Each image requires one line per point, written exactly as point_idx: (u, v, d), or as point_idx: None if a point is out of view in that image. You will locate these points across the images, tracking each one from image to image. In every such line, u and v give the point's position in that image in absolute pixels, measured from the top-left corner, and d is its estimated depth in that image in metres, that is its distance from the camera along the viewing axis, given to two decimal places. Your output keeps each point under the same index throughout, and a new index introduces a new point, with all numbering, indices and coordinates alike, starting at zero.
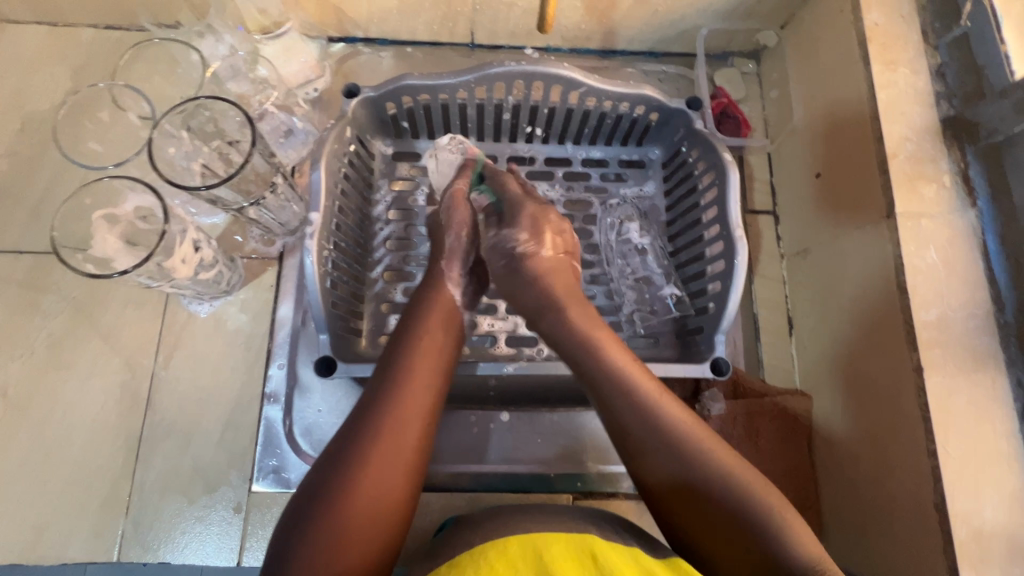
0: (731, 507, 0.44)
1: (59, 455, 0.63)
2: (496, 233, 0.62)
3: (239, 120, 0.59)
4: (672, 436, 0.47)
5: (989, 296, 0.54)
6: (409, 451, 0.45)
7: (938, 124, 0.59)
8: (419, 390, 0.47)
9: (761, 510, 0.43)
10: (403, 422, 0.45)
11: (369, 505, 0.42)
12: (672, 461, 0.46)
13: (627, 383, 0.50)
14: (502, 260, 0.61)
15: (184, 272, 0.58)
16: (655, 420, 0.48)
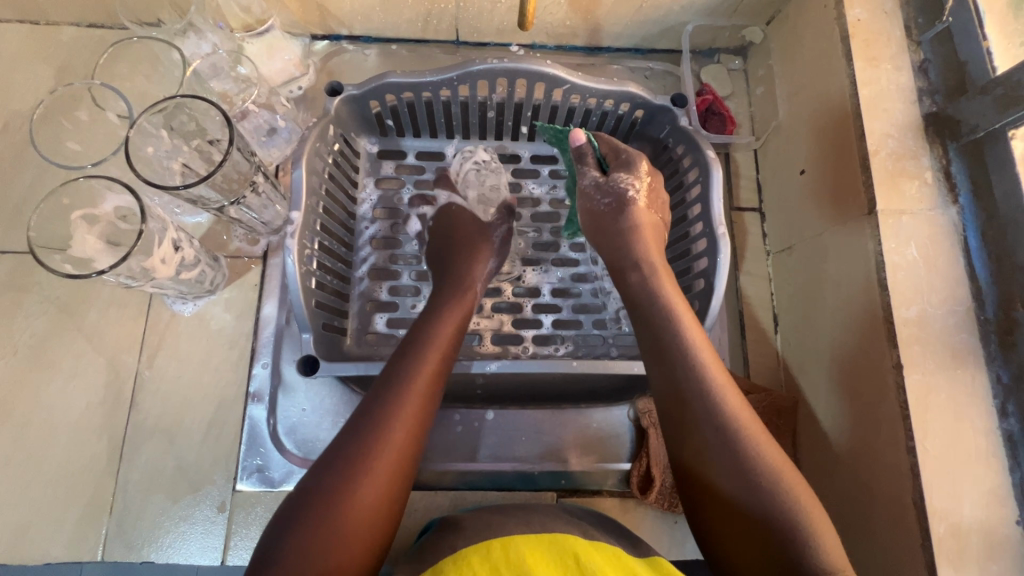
0: (749, 496, 0.44)
1: (43, 455, 0.63)
2: (598, 179, 0.63)
3: (216, 119, 0.59)
4: (720, 407, 0.48)
5: (970, 293, 0.54)
6: (396, 455, 0.47)
7: (920, 121, 0.59)
8: (409, 397, 0.49)
9: (775, 492, 0.44)
10: (388, 428, 0.47)
11: (357, 508, 0.43)
12: (718, 441, 0.46)
13: (690, 353, 0.51)
14: (612, 202, 0.62)
15: (165, 272, 0.58)
16: (703, 388, 0.49)
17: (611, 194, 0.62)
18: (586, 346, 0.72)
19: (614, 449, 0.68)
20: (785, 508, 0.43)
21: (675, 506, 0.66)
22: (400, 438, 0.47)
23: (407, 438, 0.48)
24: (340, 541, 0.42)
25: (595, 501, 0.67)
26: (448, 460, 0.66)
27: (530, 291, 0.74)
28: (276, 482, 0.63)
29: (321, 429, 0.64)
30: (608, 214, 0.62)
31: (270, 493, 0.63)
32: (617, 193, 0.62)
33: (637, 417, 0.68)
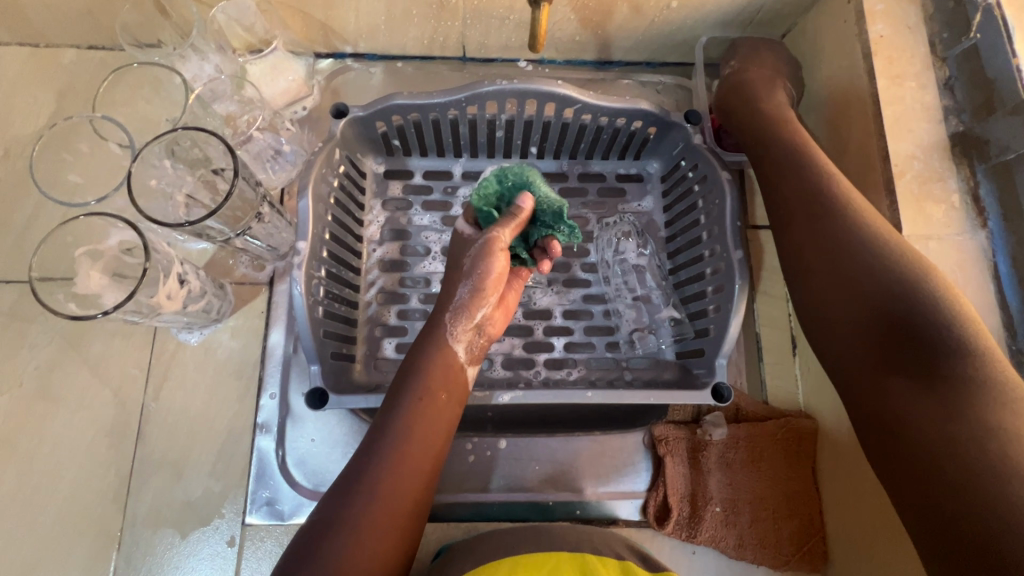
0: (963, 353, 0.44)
1: (49, 489, 0.62)
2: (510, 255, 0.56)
3: (219, 148, 0.56)
4: (889, 261, 0.49)
5: (1001, 322, 0.52)
6: (417, 483, 0.50)
7: (947, 141, 0.57)
8: (427, 423, 0.52)
9: (936, 323, 0.45)
10: (409, 458, 0.50)
11: (382, 531, 0.46)
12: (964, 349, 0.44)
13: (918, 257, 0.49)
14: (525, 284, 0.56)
15: (171, 307, 0.57)
16: (854, 251, 0.51)
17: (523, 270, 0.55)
18: (599, 370, 0.70)
19: (630, 477, 0.66)
20: (954, 330, 0.44)
21: (694, 537, 0.63)
22: (421, 468, 0.51)
23: (428, 467, 0.51)
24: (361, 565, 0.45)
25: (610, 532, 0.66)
26: (460, 491, 0.65)
27: (542, 313, 0.72)
28: (286, 515, 0.62)
29: (330, 460, 0.63)
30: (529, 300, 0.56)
31: (279, 526, 0.62)
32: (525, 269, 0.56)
33: (652, 443, 0.67)
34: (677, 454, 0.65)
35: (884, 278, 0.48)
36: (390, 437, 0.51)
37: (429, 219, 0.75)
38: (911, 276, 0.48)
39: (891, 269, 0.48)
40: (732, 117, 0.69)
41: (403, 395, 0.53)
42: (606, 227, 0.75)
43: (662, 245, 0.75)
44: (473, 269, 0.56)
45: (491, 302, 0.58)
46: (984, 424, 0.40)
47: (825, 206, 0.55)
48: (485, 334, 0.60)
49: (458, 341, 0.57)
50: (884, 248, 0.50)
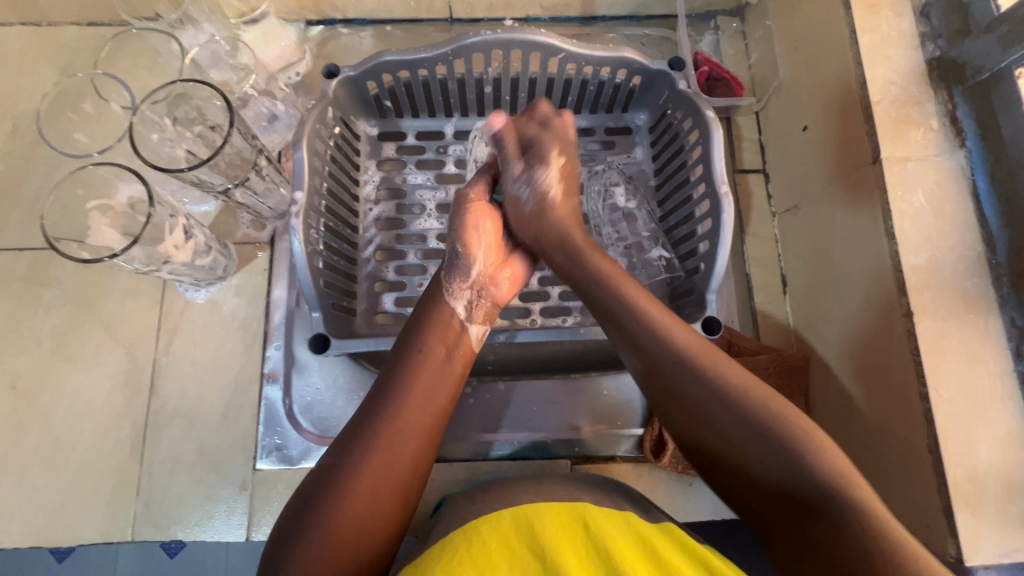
0: (733, 416, 0.43)
1: (70, 442, 0.65)
2: (524, 172, 0.60)
3: (217, 105, 0.60)
4: (734, 408, 0.43)
5: (980, 237, 0.54)
6: (418, 438, 0.46)
7: (924, 67, 0.57)
8: (427, 380, 0.49)
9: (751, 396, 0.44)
10: (408, 412, 0.46)
11: (377, 488, 0.43)
12: (709, 397, 0.44)
13: (642, 309, 0.50)
14: (536, 201, 0.59)
15: (179, 257, 0.60)
16: (670, 372, 0.47)
17: (533, 187, 0.59)
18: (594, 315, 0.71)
19: (626, 416, 0.68)
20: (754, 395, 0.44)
21: (689, 468, 0.66)
22: (421, 424, 0.47)
23: (428, 421, 0.47)
24: (358, 519, 0.42)
25: (608, 468, 0.68)
26: (461, 432, 0.67)
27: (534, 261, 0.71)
28: (295, 459, 0.64)
29: (334, 406, 0.64)
30: (530, 224, 0.59)
31: (289, 470, 0.64)
32: (539, 192, 0.59)
33: None
34: None
35: (741, 423, 0.43)
36: (391, 391, 0.47)
37: (423, 177, 0.76)
38: (773, 431, 0.42)
39: (744, 412, 0.43)
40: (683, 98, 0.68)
41: (405, 350, 0.51)
42: (595, 176, 0.76)
43: (652, 193, 0.77)
44: (454, 225, 0.59)
45: (483, 259, 0.59)
46: (835, 478, 0.40)
47: (607, 295, 0.52)
48: (489, 293, 0.58)
49: (456, 298, 0.55)
50: (724, 368, 0.45)
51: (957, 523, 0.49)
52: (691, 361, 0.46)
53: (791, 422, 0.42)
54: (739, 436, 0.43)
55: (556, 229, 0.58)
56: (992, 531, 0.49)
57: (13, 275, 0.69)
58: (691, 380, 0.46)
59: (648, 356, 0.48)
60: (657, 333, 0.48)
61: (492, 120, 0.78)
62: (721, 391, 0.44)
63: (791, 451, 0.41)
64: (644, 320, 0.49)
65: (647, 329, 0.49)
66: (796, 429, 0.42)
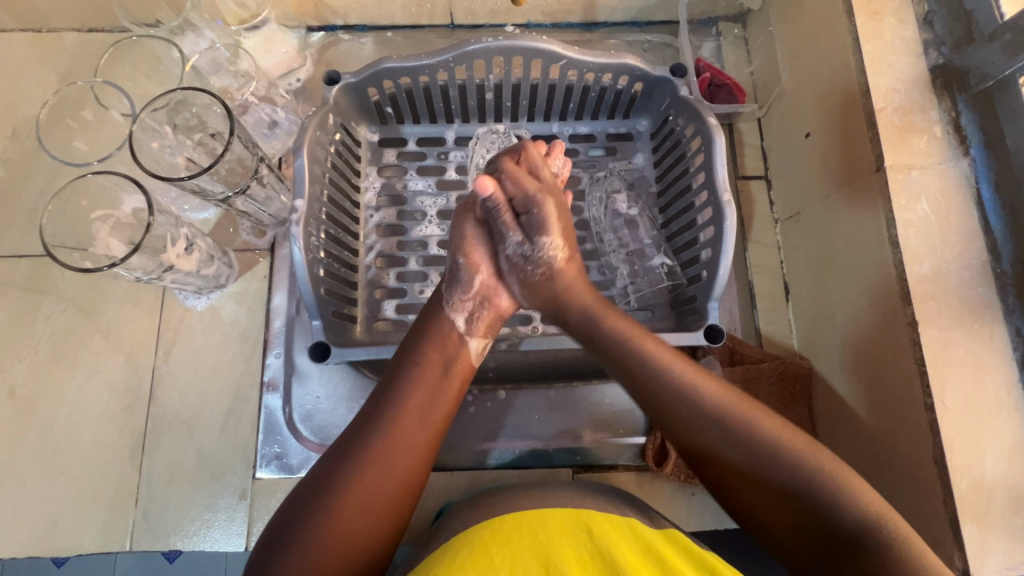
0: (764, 464, 0.43)
1: (68, 450, 0.65)
2: (523, 244, 0.54)
3: (216, 113, 0.60)
4: (757, 457, 0.43)
5: (985, 246, 0.53)
6: (413, 452, 0.46)
7: (927, 74, 0.57)
8: (424, 395, 0.48)
9: (782, 452, 0.43)
10: (403, 429, 0.46)
11: (364, 506, 0.43)
12: (728, 443, 0.44)
13: (659, 361, 0.48)
14: (542, 271, 0.54)
15: (184, 265, 0.60)
16: (683, 420, 0.46)
17: (536, 260, 0.54)
18: None
19: (629, 423, 0.67)
20: (782, 451, 0.43)
21: (690, 479, 0.65)
22: (416, 440, 0.46)
23: (422, 439, 0.46)
24: (342, 534, 0.42)
25: (611, 476, 0.67)
26: (463, 440, 0.67)
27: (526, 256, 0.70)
28: (295, 468, 0.64)
29: (335, 414, 0.64)
30: (540, 287, 0.54)
31: (288, 479, 0.64)
32: (541, 259, 0.54)
33: None
34: None
35: (770, 470, 0.42)
36: (389, 405, 0.46)
37: (424, 183, 0.76)
38: (792, 472, 0.42)
39: (742, 438, 0.44)
40: (683, 106, 0.68)
41: (403, 363, 0.49)
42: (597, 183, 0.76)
43: (654, 200, 0.76)
44: (455, 236, 0.55)
45: (486, 268, 0.55)
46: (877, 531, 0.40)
47: (623, 350, 0.49)
48: (492, 304, 0.55)
49: (456, 312, 0.53)
50: (743, 412, 0.44)
51: (963, 535, 0.48)
52: (711, 413, 0.45)
53: (824, 473, 0.42)
54: (771, 486, 0.42)
55: (536, 287, 0.54)
56: (999, 543, 0.48)
57: (11, 283, 0.68)
58: (718, 435, 0.44)
59: (658, 399, 0.47)
60: (659, 380, 0.47)
61: (493, 126, 0.77)
62: (745, 439, 0.43)
63: (829, 505, 0.41)
64: (652, 364, 0.48)
65: (658, 376, 0.47)
66: (809, 460, 0.42)
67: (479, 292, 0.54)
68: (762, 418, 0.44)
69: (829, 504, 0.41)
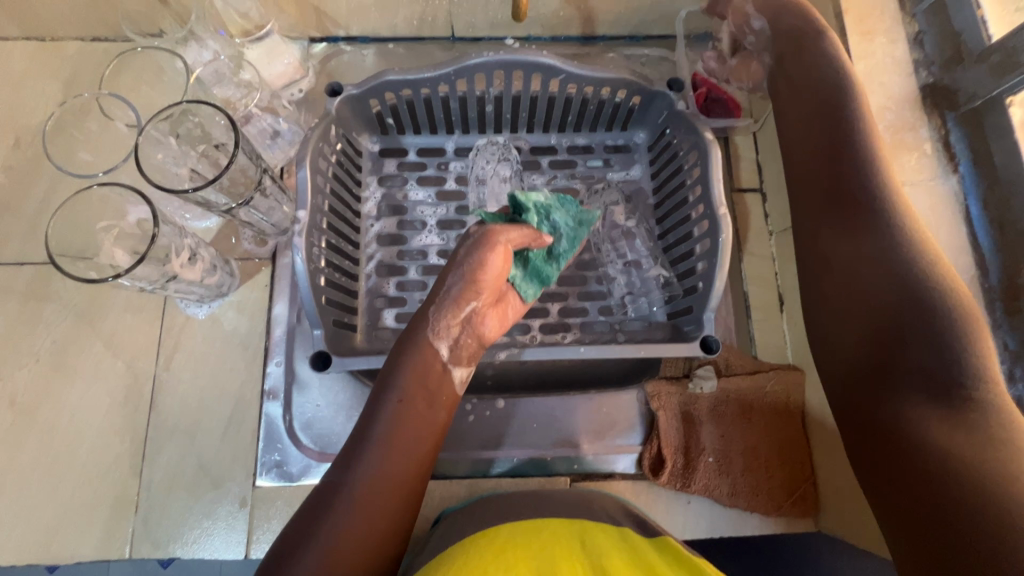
0: (931, 353, 0.43)
1: (68, 458, 0.65)
2: (753, 24, 0.68)
3: (221, 123, 0.60)
4: (937, 348, 0.43)
5: (973, 261, 0.55)
6: (398, 488, 0.48)
7: (917, 93, 0.59)
8: (406, 431, 0.50)
9: (956, 346, 0.43)
10: (388, 467, 0.48)
11: (358, 545, 0.44)
12: (920, 321, 0.45)
13: (917, 242, 0.48)
14: (754, 38, 0.69)
15: (189, 275, 0.61)
16: (888, 289, 0.47)
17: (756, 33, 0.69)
18: (593, 333, 0.72)
19: (625, 431, 0.68)
20: (952, 345, 0.43)
21: (688, 487, 0.66)
22: (403, 475, 0.48)
23: (408, 474, 0.49)
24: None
25: (608, 485, 0.67)
26: (461, 449, 0.67)
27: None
28: (295, 476, 0.64)
29: (335, 422, 0.65)
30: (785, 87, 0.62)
31: (289, 487, 0.64)
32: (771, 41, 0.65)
33: (646, 400, 0.69)
34: (670, 408, 0.67)
35: (929, 364, 0.43)
36: (372, 444, 0.48)
37: (424, 193, 0.77)
38: (946, 372, 0.42)
39: (932, 333, 0.44)
40: (679, 118, 0.70)
41: (382, 401, 0.51)
42: (595, 195, 0.77)
43: (651, 212, 0.77)
44: (461, 262, 0.55)
45: (482, 298, 0.56)
46: (995, 449, 0.38)
47: (898, 219, 0.50)
48: (475, 334, 0.57)
49: (441, 340, 0.55)
50: (947, 304, 0.44)
51: None
52: (914, 292, 0.46)
53: (982, 378, 0.42)
54: (915, 384, 0.43)
55: (827, 101, 0.57)
56: None
57: (12, 291, 0.69)
58: (914, 313, 0.45)
59: (892, 264, 0.48)
60: (904, 246, 0.48)
61: (492, 137, 0.78)
62: (930, 325, 0.44)
63: (972, 414, 0.40)
64: (909, 236, 0.49)
65: (915, 242, 0.48)
66: (976, 363, 0.42)
67: (466, 323, 0.56)
68: (965, 319, 0.44)
69: (968, 414, 0.41)
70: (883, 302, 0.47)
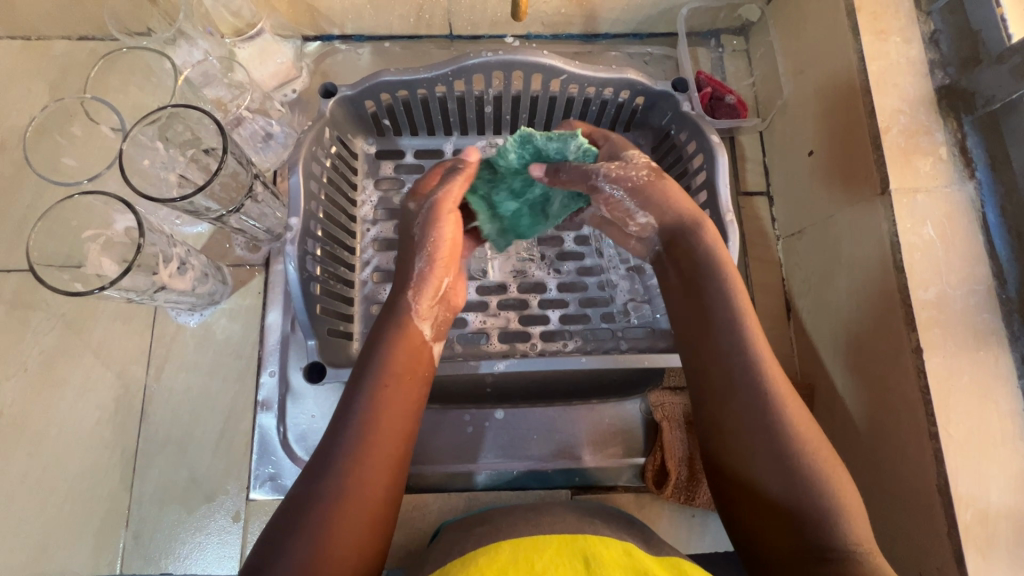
0: (767, 441, 0.43)
1: (57, 471, 0.63)
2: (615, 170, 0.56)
3: (210, 129, 0.57)
4: (778, 437, 0.43)
5: (990, 271, 0.53)
6: (387, 467, 0.44)
7: (932, 95, 0.56)
8: (394, 409, 0.46)
9: (810, 450, 0.43)
10: (378, 444, 0.44)
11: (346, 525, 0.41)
12: (749, 408, 0.45)
13: (741, 317, 0.48)
14: (644, 173, 0.56)
15: (179, 284, 0.59)
16: (721, 371, 0.47)
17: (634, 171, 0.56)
18: (595, 341, 0.70)
19: (628, 442, 0.67)
20: (792, 443, 0.43)
21: (692, 499, 0.64)
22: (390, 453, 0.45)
23: (396, 450, 0.45)
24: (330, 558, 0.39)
25: (610, 498, 0.66)
26: (460, 461, 0.66)
27: (516, 270, 0.72)
28: (289, 489, 0.63)
29: None
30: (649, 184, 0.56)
31: (283, 501, 0.62)
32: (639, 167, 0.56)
33: (648, 410, 0.67)
34: (674, 420, 0.65)
35: (780, 456, 0.43)
36: (358, 421, 0.45)
37: None
38: (804, 471, 0.42)
39: (771, 424, 0.44)
40: (687, 118, 0.67)
41: (366, 378, 0.47)
42: None
43: None
44: (422, 233, 0.55)
45: (450, 269, 0.56)
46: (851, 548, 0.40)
47: (718, 297, 0.50)
48: (447, 307, 0.56)
49: (422, 316, 0.53)
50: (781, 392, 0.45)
51: (967, 566, 0.48)
52: (752, 377, 0.45)
53: (826, 468, 0.43)
54: (771, 473, 0.43)
55: (673, 228, 0.54)
56: None
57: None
58: (752, 400, 0.45)
59: (712, 343, 0.48)
60: (739, 334, 0.47)
61: (492, 139, 0.76)
62: (764, 412, 0.44)
63: (819, 521, 0.41)
64: (736, 313, 0.48)
65: (731, 322, 0.48)
66: (821, 466, 0.43)
67: (440, 296, 0.55)
68: (793, 405, 0.45)
69: (819, 517, 0.41)
70: (721, 386, 0.47)
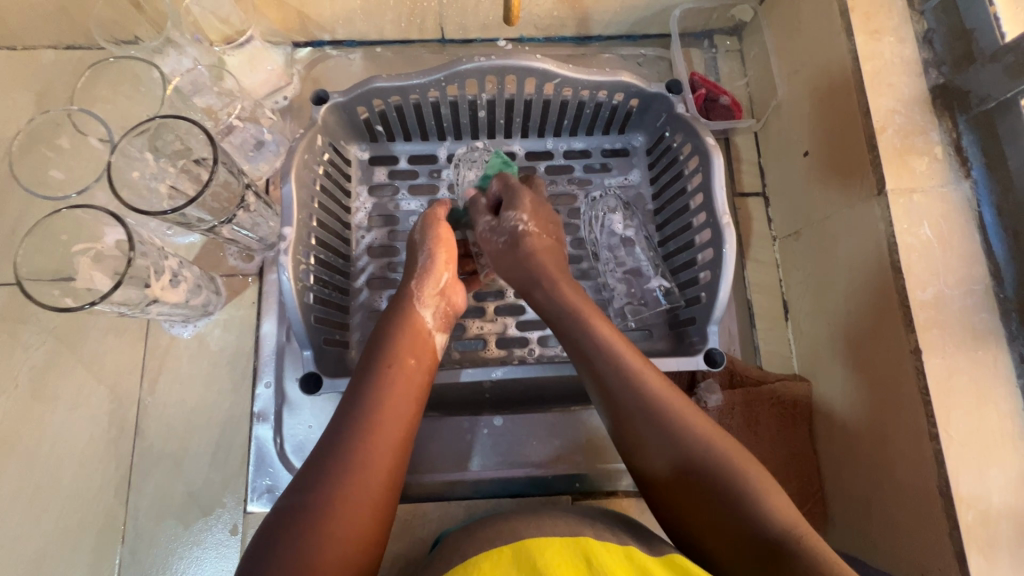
0: (683, 462, 0.45)
1: (50, 487, 0.62)
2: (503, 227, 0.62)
3: (200, 138, 0.57)
4: (696, 451, 0.45)
5: (987, 271, 0.52)
6: (393, 449, 0.45)
7: (927, 94, 0.56)
8: (397, 393, 0.48)
9: (729, 459, 0.45)
10: (384, 426, 0.45)
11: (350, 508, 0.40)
12: (659, 435, 0.47)
13: (618, 356, 0.51)
14: (507, 239, 0.61)
15: (172, 297, 0.58)
16: (631, 414, 0.49)
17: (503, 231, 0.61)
18: None
19: None
20: (707, 450, 0.45)
21: None
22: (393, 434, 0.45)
23: (400, 432, 0.46)
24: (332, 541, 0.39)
25: (612, 503, 0.66)
26: (459, 469, 0.65)
27: None
28: None
29: None
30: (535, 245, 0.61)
31: None
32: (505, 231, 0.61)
33: None
34: None
35: (701, 469, 0.45)
36: (362, 406, 0.46)
37: (416, 203, 0.74)
38: (735, 479, 0.44)
39: (681, 445, 0.46)
40: (683, 120, 0.67)
41: (372, 368, 0.49)
42: (592, 204, 0.73)
43: (651, 217, 0.75)
44: (424, 235, 0.60)
45: (451, 267, 0.60)
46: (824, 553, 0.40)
47: (589, 344, 0.53)
48: (450, 303, 0.59)
49: (425, 306, 0.56)
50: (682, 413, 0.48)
51: (971, 568, 0.47)
52: (655, 407, 0.48)
53: (755, 479, 0.44)
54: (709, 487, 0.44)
55: (526, 280, 0.59)
56: None
57: None
58: (656, 430, 0.47)
59: (609, 388, 0.50)
60: (633, 373, 0.50)
61: (487, 143, 0.76)
62: (676, 434, 0.46)
63: (764, 524, 0.42)
64: (609, 354, 0.52)
65: (613, 364, 0.51)
66: (747, 471, 0.44)
67: (443, 289, 0.58)
68: (695, 419, 0.47)
69: (762, 521, 0.42)
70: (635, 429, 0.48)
